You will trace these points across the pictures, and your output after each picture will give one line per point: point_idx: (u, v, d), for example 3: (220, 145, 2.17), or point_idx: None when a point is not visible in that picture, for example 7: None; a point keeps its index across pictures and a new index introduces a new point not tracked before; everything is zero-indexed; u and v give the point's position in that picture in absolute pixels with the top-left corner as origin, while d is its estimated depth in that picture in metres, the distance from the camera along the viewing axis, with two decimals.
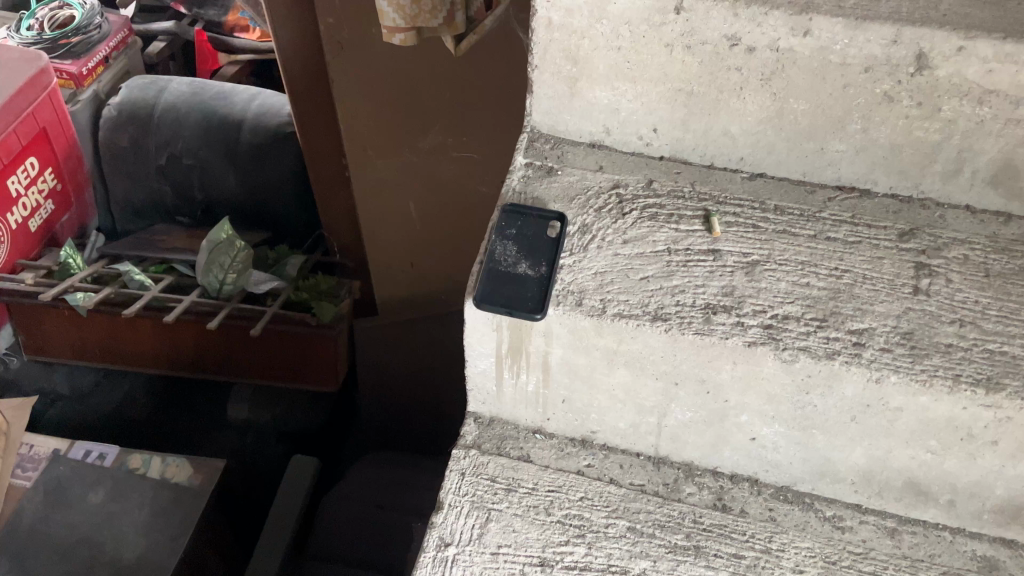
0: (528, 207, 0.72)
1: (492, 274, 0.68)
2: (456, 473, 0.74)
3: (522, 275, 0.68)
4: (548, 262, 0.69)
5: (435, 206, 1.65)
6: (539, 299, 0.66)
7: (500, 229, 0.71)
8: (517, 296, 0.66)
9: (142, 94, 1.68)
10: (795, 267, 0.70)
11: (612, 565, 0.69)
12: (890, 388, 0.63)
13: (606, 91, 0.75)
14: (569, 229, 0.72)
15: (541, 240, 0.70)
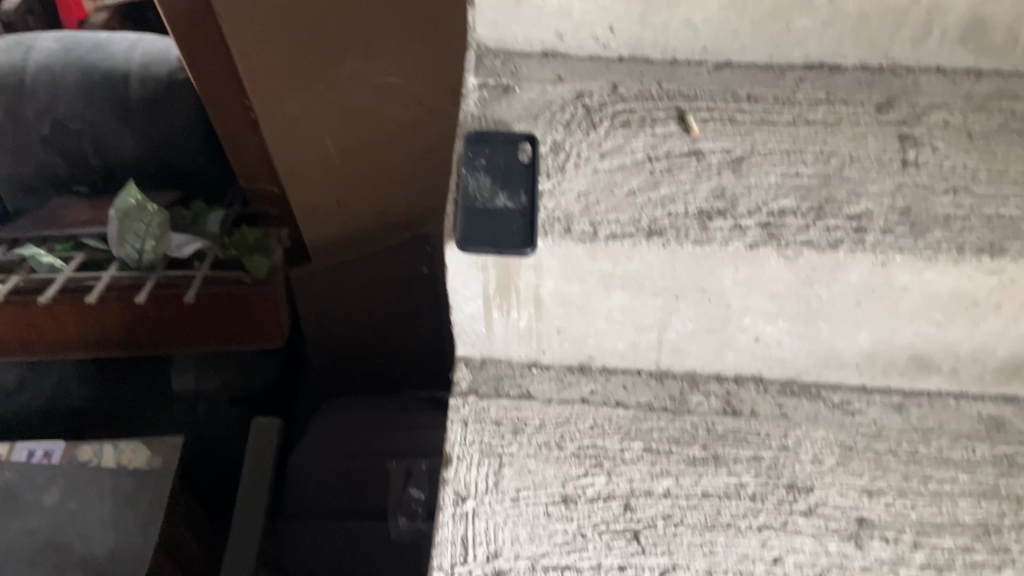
0: (493, 131, 0.66)
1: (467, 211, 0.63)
2: (459, 424, 0.70)
3: (500, 209, 0.63)
4: (526, 189, 0.64)
5: (355, 138, 1.55)
6: (524, 233, 0.62)
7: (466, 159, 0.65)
8: (500, 234, 0.62)
9: (6, 57, 1.51)
10: (782, 157, 0.67)
11: (635, 489, 0.67)
12: (896, 269, 0.61)
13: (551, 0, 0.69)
14: (540, 150, 0.67)
15: (511, 164, 0.66)
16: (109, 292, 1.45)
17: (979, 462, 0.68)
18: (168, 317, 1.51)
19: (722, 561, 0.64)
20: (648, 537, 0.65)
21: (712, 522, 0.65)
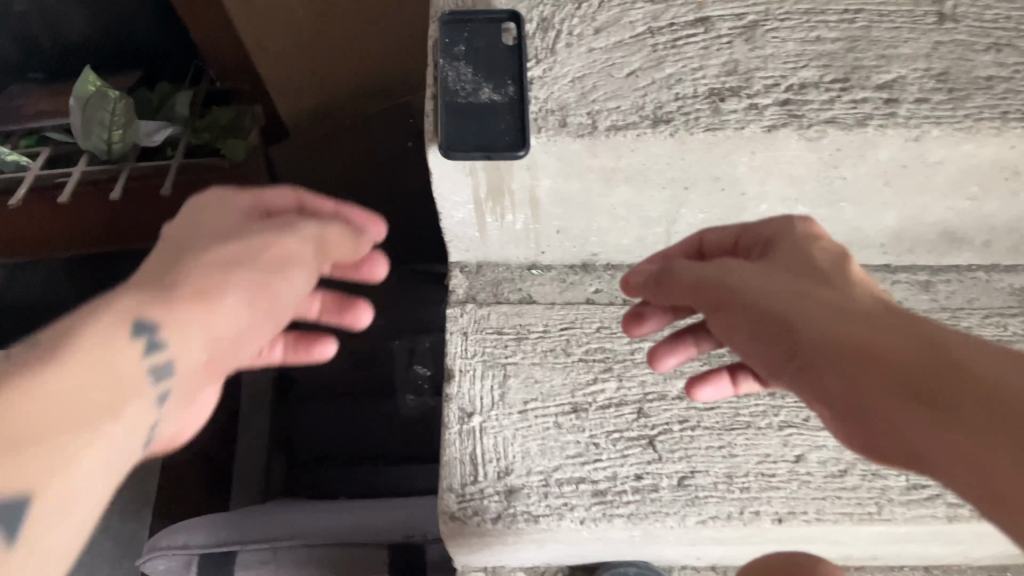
0: (471, 11, 0.58)
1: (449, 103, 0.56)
2: (458, 335, 0.66)
3: (488, 102, 0.56)
4: (514, 76, 0.57)
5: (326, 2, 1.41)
6: (516, 131, 0.55)
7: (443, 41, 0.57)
8: (489, 133, 0.55)
9: None
10: (801, 20, 0.58)
11: (648, 393, 0.63)
12: (931, 143, 0.55)
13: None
14: (527, 29, 0.59)
15: (494, 46, 0.58)
16: (83, 187, 1.38)
17: (1011, 339, 0.64)
18: (149, 207, 1.45)
19: (742, 464, 0.61)
20: (663, 443, 0.62)
21: (730, 423, 0.62)
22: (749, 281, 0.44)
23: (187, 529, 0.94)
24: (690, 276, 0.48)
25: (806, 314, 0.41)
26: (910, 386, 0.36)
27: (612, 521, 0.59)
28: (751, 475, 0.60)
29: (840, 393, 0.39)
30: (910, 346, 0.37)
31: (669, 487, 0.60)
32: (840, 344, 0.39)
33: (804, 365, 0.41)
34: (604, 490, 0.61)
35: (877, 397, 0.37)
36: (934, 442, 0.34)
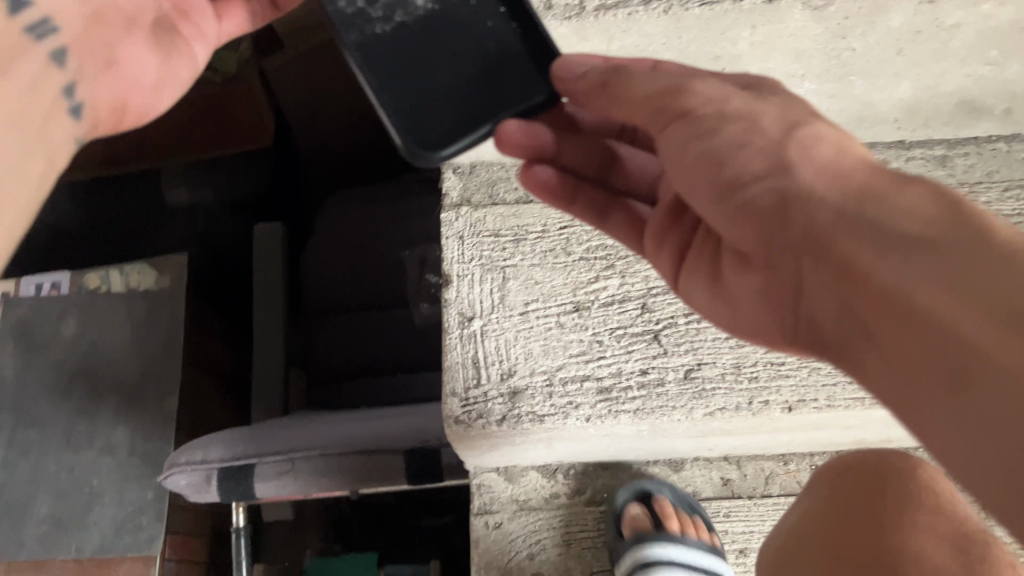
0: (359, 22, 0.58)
1: (424, 79, 0.58)
2: (455, 240, 0.67)
3: (463, 46, 0.59)
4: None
5: None
6: (531, 50, 0.58)
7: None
8: (511, 82, 0.58)
9: None
10: None
11: (653, 287, 0.64)
12: (946, 6, 0.56)
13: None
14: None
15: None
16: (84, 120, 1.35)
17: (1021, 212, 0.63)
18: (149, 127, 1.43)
19: (751, 354, 0.62)
20: (669, 336, 0.63)
21: None
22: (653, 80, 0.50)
23: (207, 444, 0.96)
24: (645, 90, 0.49)
25: (812, 185, 0.43)
26: (912, 259, 0.36)
27: (619, 416, 0.60)
28: (759, 364, 0.61)
29: (819, 252, 0.41)
30: (923, 227, 0.37)
31: (676, 380, 0.61)
32: (838, 221, 0.41)
33: (787, 231, 0.43)
34: (609, 387, 0.61)
35: (869, 273, 0.38)
36: (925, 298, 0.35)
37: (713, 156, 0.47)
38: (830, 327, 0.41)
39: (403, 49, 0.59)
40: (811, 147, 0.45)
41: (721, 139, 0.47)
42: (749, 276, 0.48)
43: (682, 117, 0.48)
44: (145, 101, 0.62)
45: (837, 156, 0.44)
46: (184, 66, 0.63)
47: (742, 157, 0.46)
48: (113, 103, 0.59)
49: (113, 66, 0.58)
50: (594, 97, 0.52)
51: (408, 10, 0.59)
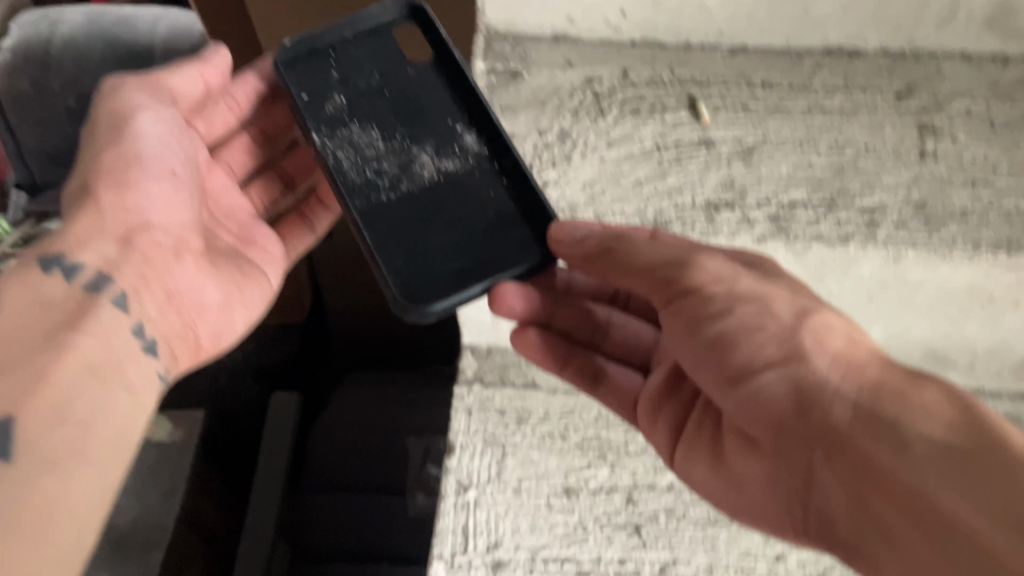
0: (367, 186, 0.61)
1: (424, 244, 0.60)
2: (463, 412, 0.72)
3: (466, 213, 0.61)
4: (477, 139, 0.64)
5: None
6: (530, 218, 0.60)
7: (352, 158, 0.62)
8: (509, 248, 0.60)
9: None
10: (795, 147, 0.65)
11: (637, 482, 0.69)
12: (909, 265, 0.61)
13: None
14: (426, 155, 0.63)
15: (436, 122, 0.64)
16: None
17: None
18: None
19: (722, 557, 0.66)
20: (648, 530, 0.67)
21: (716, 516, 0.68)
22: (655, 250, 0.54)
23: None
24: (648, 256, 0.53)
25: (829, 380, 0.47)
26: (939, 469, 0.41)
27: None
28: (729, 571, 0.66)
29: (840, 450, 0.45)
30: (943, 433, 0.42)
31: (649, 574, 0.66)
32: (856, 419, 0.45)
33: (807, 423, 0.47)
34: (586, 571, 0.66)
35: (896, 477, 0.42)
36: (949, 508, 0.40)
37: (723, 339, 0.51)
38: (846, 526, 0.45)
39: (406, 219, 0.60)
40: (824, 337, 0.49)
41: (735, 321, 0.51)
42: (754, 463, 0.51)
43: (693, 294, 0.53)
44: (223, 326, 0.65)
45: (846, 347, 0.49)
46: (250, 292, 0.67)
47: (756, 342, 0.50)
48: (197, 336, 0.63)
49: (191, 305, 0.62)
50: (596, 260, 0.55)
51: (414, 182, 0.62)
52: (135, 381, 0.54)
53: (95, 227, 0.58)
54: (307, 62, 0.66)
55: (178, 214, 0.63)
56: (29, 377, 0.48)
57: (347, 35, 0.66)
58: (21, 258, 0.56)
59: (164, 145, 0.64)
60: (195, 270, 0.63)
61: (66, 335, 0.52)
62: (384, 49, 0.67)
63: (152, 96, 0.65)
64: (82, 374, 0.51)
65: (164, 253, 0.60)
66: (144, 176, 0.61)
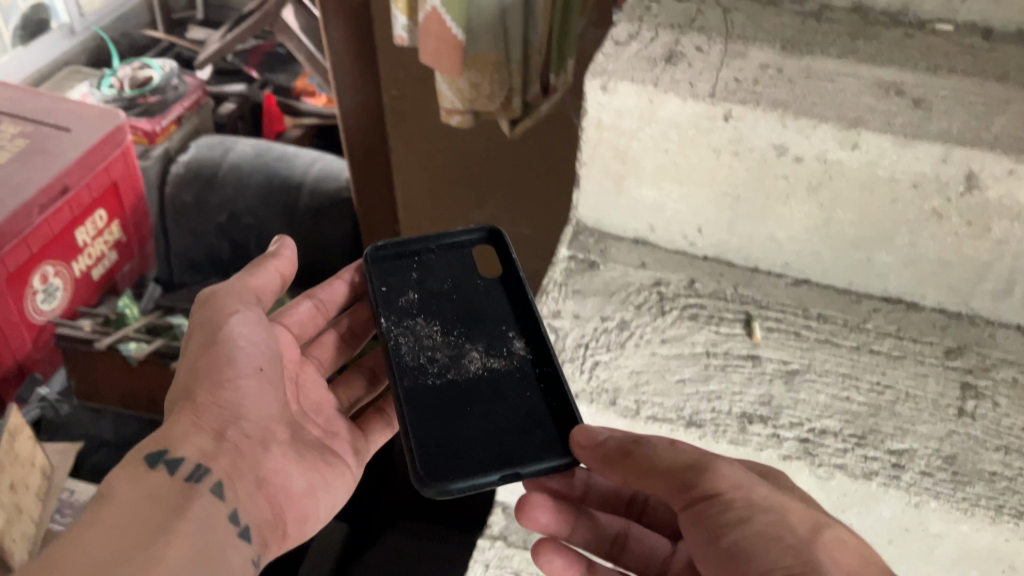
0: (415, 367, 0.69)
1: (456, 426, 0.65)
2: (480, 565, 0.76)
3: (501, 405, 0.67)
4: (524, 346, 0.71)
5: None
6: (558, 420, 0.65)
7: (410, 345, 0.71)
8: (534, 444, 0.64)
9: (209, 153, 1.61)
10: (836, 379, 0.69)
11: None
12: (930, 513, 0.61)
13: (631, 82, 0.70)
14: (475, 351, 0.71)
15: (490, 329, 0.73)
16: None
17: None
18: None
19: None
20: None
21: None
22: (676, 455, 0.56)
23: None
24: (668, 462, 0.56)
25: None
26: None
27: None
28: None
29: None
30: None
31: None
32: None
33: None
34: None
35: None
36: None
37: (739, 550, 0.53)
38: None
39: (444, 402, 0.67)
40: (835, 551, 0.52)
41: (754, 530, 0.53)
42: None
43: (713, 501, 0.54)
44: (308, 512, 0.70)
45: (859, 564, 0.52)
46: (332, 474, 0.73)
47: (773, 552, 0.52)
48: (286, 522, 0.68)
49: (278, 493, 0.68)
50: (615, 462, 0.57)
51: (460, 372, 0.69)
52: (233, 565, 0.61)
53: (193, 425, 0.65)
54: (392, 261, 0.78)
55: (265, 407, 0.70)
56: (148, 564, 0.55)
57: (430, 247, 0.79)
58: (130, 458, 0.63)
59: (252, 342, 0.71)
60: (280, 458, 0.69)
61: (174, 523, 0.59)
62: (458, 263, 0.78)
63: (244, 294, 0.75)
64: (192, 559, 0.57)
65: (251, 444, 0.68)
66: (236, 375, 0.69)
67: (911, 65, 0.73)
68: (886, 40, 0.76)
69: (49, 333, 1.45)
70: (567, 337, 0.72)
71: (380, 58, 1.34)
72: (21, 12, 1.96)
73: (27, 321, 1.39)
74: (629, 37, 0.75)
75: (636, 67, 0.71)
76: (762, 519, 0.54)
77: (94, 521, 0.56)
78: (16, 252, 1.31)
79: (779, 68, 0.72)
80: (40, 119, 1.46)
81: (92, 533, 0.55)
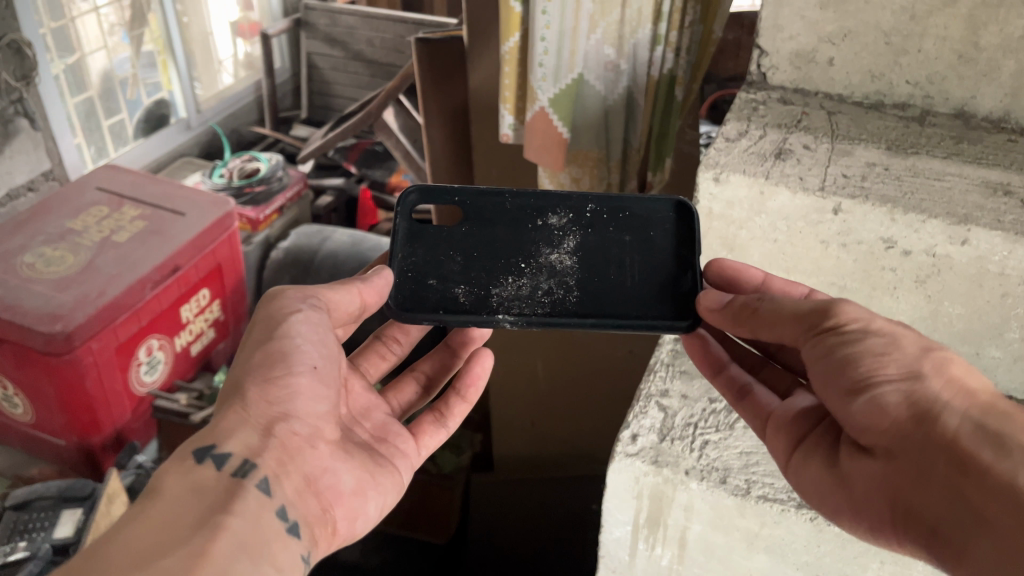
0: (556, 308, 0.73)
1: (621, 294, 0.74)
2: None
3: (614, 250, 0.75)
4: (547, 211, 0.77)
5: (565, 394, 1.53)
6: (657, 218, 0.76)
7: (529, 305, 0.73)
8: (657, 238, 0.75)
9: (307, 241, 1.72)
10: None
11: None
12: None
13: (743, 173, 0.74)
14: (553, 253, 0.76)
15: (523, 238, 0.76)
16: None
17: None
18: None
19: None
20: None
21: None
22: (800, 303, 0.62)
23: None
24: (792, 310, 0.62)
25: (942, 398, 0.55)
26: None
27: None
28: None
29: (955, 457, 0.52)
30: None
31: None
32: (967, 426, 0.53)
33: (927, 428, 0.55)
34: None
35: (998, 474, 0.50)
36: None
37: (849, 359, 0.59)
38: (941, 519, 0.53)
39: (606, 295, 0.74)
40: (945, 366, 0.57)
41: (865, 344, 0.58)
42: (868, 465, 0.58)
43: (834, 330, 0.60)
44: (358, 510, 0.71)
45: (972, 383, 0.56)
46: (382, 476, 0.75)
47: (879, 363, 0.58)
48: (335, 519, 0.69)
49: (327, 487, 0.69)
50: (745, 316, 0.64)
51: (574, 272, 0.75)
52: (281, 558, 0.61)
53: (241, 421, 0.66)
54: (405, 291, 0.75)
55: (316, 405, 0.69)
56: (188, 557, 0.55)
57: (395, 259, 0.76)
58: (178, 453, 0.64)
59: (312, 343, 0.70)
60: (328, 456, 0.70)
61: (217, 518, 0.59)
62: (431, 242, 0.77)
63: (308, 301, 0.71)
64: (236, 551, 0.58)
65: (299, 442, 0.68)
66: (291, 372, 0.68)
67: (1015, 167, 0.76)
68: (989, 144, 0.79)
69: (147, 405, 1.49)
70: (677, 415, 0.75)
71: (478, 155, 1.42)
72: (145, 106, 2.14)
73: (130, 393, 1.44)
74: (738, 134, 0.80)
75: (746, 161, 0.76)
76: (876, 339, 0.59)
77: (140, 518, 0.57)
78: (127, 324, 1.37)
79: (886, 165, 0.76)
80: (158, 203, 1.56)
81: (137, 530, 0.56)
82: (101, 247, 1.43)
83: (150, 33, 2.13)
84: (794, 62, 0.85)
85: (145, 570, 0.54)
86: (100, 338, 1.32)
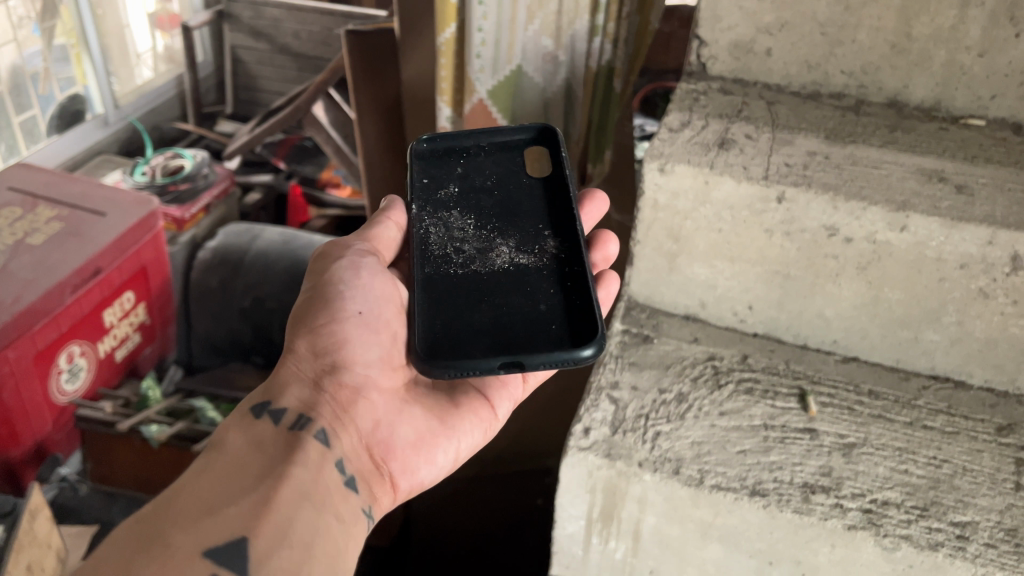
0: (433, 262, 0.74)
1: (461, 310, 0.71)
2: None
3: (519, 295, 0.72)
4: (555, 244, 0.75)
5: None
6: (574, 326, 0.69)
7: (440, 234, 0.76)
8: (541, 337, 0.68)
9: (236, 239, 1.67)
10: (894, 453, 0.71)
11: None
12: None
13: (688, 164, 0.74)
14: (503, 249, 0.75)
15: (524, 224, 0.77)
16: None
17: None
18: None
19: None
20: None
21: None
22: None
23: None
24: None
25: None
26: None
27: None
28: None
29: None
30: None
31: None
32: None
33: None
34: None
35: None
36: None
37: None
38: None
39: (452, 296, 0.72)
40: None
41: None
42: None
43: None
44: (419, 463, 0.69)
45: None
46: (456, 423, 0.72)
47: None
48: (393, 475, 0.68)
49: (381, 442, 0.68)
50: None
51: (486, 265, 0.74)
52: (342, 510, 0.61)
53: (295, 375, 0.67)
54: (439, 155, 0.82)
55: (368, 353, 0.68)
56: (253, 506, 0.56)
57: (481, 144, 0.82)
58: (236, 411, 0.64)
59: (359, 292, 0.69)
60: (383, 408, 0.68)
61: (281, 468, 0.60)
62: (504, 162, 0.81)
63: (360, 243, 0.73)
64: (299, 499, 0.58)
65: (348, 394, 0.67)
66: (334, 320, 0.68)
67: (948, 155, 0.78)
68: (922, 132, 0.81)
69: (70, 415, 1.42)
70: (627, 408, 0.74)
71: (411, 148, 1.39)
72: (59, 102, 2.03)
73: (51, 402, 1.36)
74: (681, 125, 0.80)
75: (691, 151, 0.75)
76: None
77: (204, 470, 0.58)
78: (45, 330, 1.30)
79: (826, 154, 0.76)
80: (77, 203, 1.48)
81: (202, 480, 0.57)
82: (16, 250, 1.35)
83: (63, 26, 2.02)
84: (733, 52, 0.86)
85: (215, 518, 0.54)
86: (16, 346, 1.25)
